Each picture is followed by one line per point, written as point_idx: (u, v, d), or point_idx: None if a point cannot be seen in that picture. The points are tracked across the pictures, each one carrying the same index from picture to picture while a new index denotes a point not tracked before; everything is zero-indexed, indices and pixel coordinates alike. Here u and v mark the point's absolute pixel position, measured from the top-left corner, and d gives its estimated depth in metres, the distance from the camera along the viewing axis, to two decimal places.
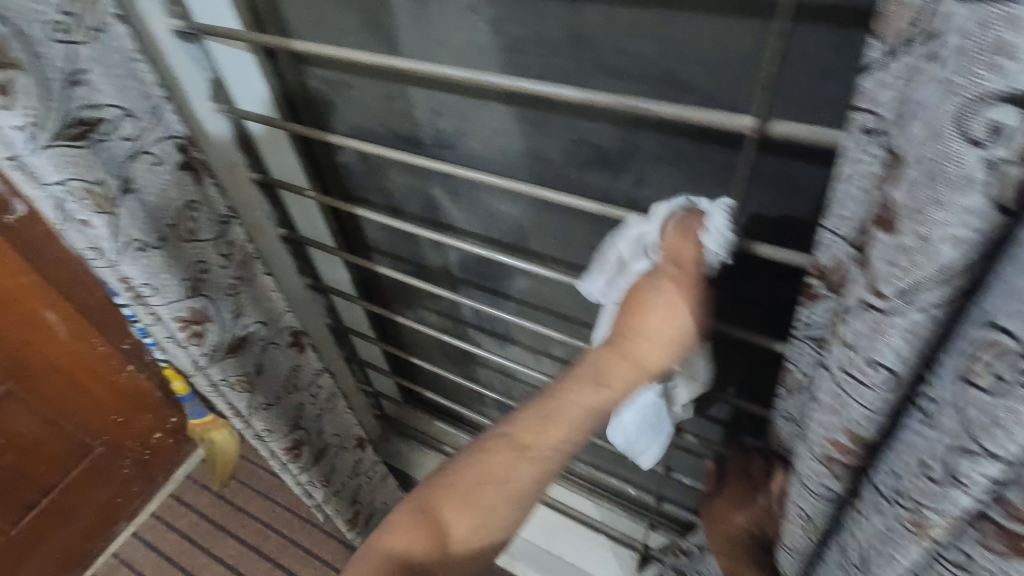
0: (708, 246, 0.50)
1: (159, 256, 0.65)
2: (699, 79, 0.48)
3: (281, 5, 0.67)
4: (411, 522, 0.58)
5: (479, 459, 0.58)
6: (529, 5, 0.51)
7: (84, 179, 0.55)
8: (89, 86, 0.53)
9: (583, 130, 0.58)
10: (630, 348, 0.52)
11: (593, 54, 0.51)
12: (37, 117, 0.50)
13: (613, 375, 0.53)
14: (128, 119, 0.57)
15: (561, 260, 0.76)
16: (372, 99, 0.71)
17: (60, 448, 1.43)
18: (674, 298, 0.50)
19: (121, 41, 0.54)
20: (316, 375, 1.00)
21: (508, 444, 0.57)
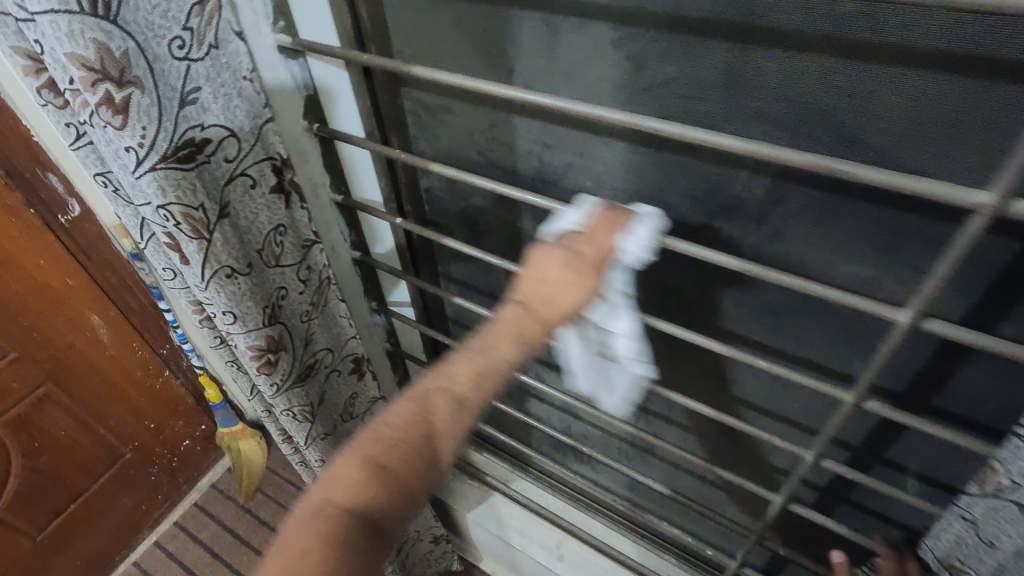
0: (626, 244, 0.54)
1: (241, 283, 0.62)
2: (874, 134, 0.44)
3: (387, 23, 0.63)
4: (347, 478, 0.52)
5: (412, 408, 0.55)
6: (681, 43, 0.47)
7: (182, 203, 0.53)
8: (199, 106, 0.50)
9: (720, 177, 0.54)
10: (541, 311, 0.54)
11: (751, 98, 0.47)
12: (146, 139, 0.48)
13: (528, 332, 0.54)
14: (231, 140, 0.54)
15: (659, 307, 0.70)
16: (473, 125, 0.67)
17: (92, 452, 1.40)
18: (583, 275, 0.54)
19: (238, 61, 0.51)
20: (372, 402, 0.94)
21: (442, 392, 0.55)
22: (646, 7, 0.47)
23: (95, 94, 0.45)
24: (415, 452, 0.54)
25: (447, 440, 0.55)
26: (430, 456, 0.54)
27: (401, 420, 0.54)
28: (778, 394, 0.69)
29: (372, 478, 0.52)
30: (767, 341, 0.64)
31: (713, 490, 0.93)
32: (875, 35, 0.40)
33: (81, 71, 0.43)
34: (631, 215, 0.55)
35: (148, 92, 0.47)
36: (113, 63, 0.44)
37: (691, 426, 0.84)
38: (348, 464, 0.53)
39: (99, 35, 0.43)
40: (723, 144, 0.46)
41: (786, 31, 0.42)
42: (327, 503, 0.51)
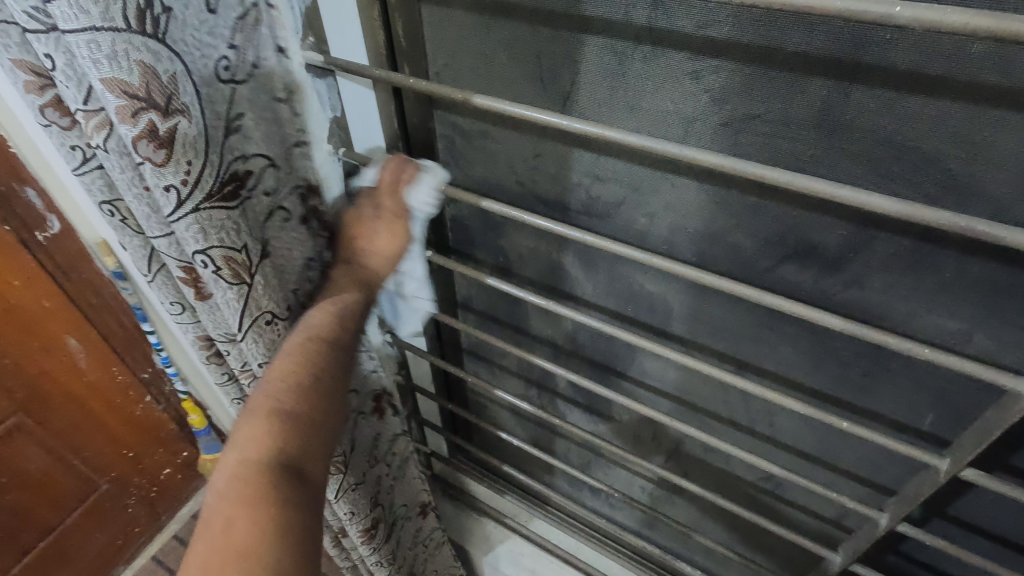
0: (413, 198, 0.60)
1: (279, 329, 0.59)
2: (981, 181, 0.41)
3: (425, 43, 0.57)
4: (255, 439, 0.50)
5: (291, 357, 0.54)
6: (773, 80, 0.43)
7: (224, 245, 0.49)
8: (241, 134, 0.50)
9: (800, 220, 0.50)
10: (369, 262, 0.62)
11: (849, 140, 0.43)
12: (189, 176, 0.45)
13: (361, 276, 0.62)
14: (269, 169, 0.55)
15: (708, 349, 0.66)
16: (514, 153, 0.62)
17: (65, 486, 1.30)
18: (391, 227, 0.61)
19: (271, 76, 0.53)
20: (395, 440, 0.89)
21: (307, 334, 0.56)
22: (733, 37, 0.43)
23: (135, 125, 0.41)
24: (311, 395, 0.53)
25: (335, 380, 0.55)
26: (326, 399, 0.54)
27: (282, 372, 0.53)
28: (834, 444, 0.65)
29: (275, 430, 0.50)
30: (828, 390, 0.60)
31: (746, 534, 0.89)
32: (1001, 78, 0.37)
33: (121, 99, 0.40)
34: (416, 169, 0.61)
35: (195, 120, 0.44)
36: (158, 88, 0.41)
37: (729, 471, 0.80)
38: (250, 425, 0.51)
39: (145, 56, 0.40)
40: (833, 192, 0.41)
41: (897, 72, 0.39)
42: (236, 466, 0.49)
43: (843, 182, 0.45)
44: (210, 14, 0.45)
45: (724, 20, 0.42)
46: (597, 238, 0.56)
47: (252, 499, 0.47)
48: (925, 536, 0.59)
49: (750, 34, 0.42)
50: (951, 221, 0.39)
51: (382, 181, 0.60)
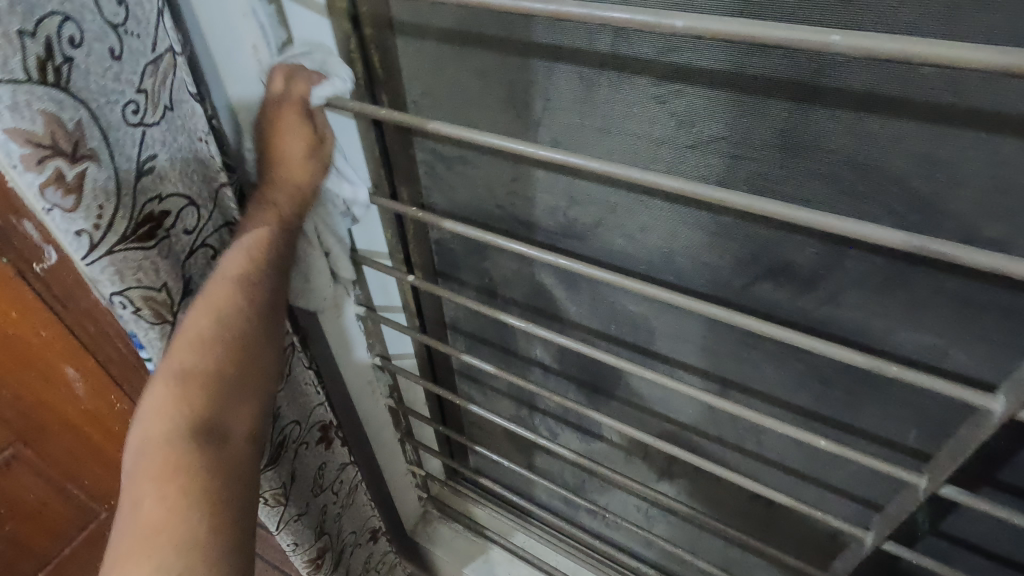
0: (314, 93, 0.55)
1: None
2: (944, 198, 0.41)
3: (402, 74, 0.58)
4: (164, 405, 0.48)
5: (203, 312, 0.50)
6: (735, 101, 0.44)
7: (141, 285, 0.51)
8: (156, 174, 0.49)
9: (770, 239, 0.50)
10: (287, 176, 0.56)
11: (811, 162, 0.44)
12: (103, 220, 0.46)
13: (281, 201, 0.56)
14: (191, 209, 0.53)
15: (691, 367, 0.65)
16: (491, 178, 0.63)
17: (63, 514, 1.30)
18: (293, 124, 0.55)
19: (191, 121, 0.51)
20: (341, 468, 0.91)
21: (221, 280, 0.52)
22: (694, 63, 0.44)
23: (41, 173, 0.41)
24: (228, 351, 0.50)
25: (246, 326, 0.52)
26: (246, 356, 0.52)
27: (193, 329, 0.50)
28: (821, 461, 0.64)
29: (182, 392, 0.49)
30: (812, 407, 0.60)
31: (740, 553, 0.87)
32: (954, 97, 0.37)
33: (26, 148, 0.40)
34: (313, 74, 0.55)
35: (106, 165, 0.44)
36: (64, 136, 0.41)
37: (719, 490, 0.79)
38: (161, 390, 0.49)
39: (49, 105, 0.40)
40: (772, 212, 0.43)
41: (852, 93, 0.40)
42: (147, 436, 0.48)
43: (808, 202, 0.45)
44: (115, 61, 0.43)
45: (684, 45, 0.43)
46: (573, 263, 0.57)
47: (166, 469, 0.46)
48: (912, 555, 0.59)
49: (714, 59, 0.43)
50: (905, 241, 0.39)
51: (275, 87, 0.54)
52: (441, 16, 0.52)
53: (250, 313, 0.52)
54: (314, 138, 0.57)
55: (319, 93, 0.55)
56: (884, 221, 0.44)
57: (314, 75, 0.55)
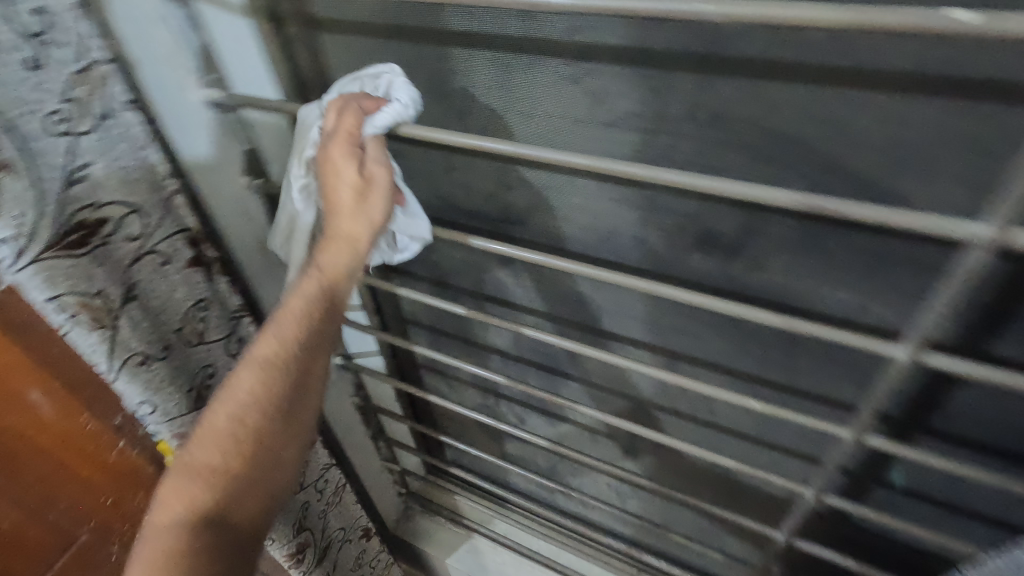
0: (369, 122, 0.49)
1: (155, 368, 0.62)
2: (847, 160, 0.42)
3: (329, 71, 0.58)
4: (184, 481, 0.48)
5: (227, 401, 0.49)
6: (646, 77, 0.45)
7: (76, 291, 0.51)
8: (90, 182, 0.49)
9: (695, 210, 0.51)
10: (337, 234, 0.49)
11: (722, 132, 0.45)
12: (25, 226, 0.46)
13: (326, 266, 0.50)
14: (134, 216, 0.54)
15: (640, 342, 0.66)
16: (428, 171, 0.63)
17: None
18: (346, 157, 0.48)
19: (131, 131, 0.51)
20: (324, 469, 0.93)
21: (249, 364, 0.49)
22: (602, 41, 0.44)
23: None
24: (245, 444, 0.48)
25: (272, 410, 0.49)
26: (264, 449, 0.49)
27: (224, 410, 0.49)
28: (770, 425, 0.66)
29: (201, 472, 0.48)
30: (755, 373, 0.61)
31: (708, 524, 0.89)
32: (843, 60, 0.38)
33: None
34: (370, 99, 0.50)
35: (25, 173, 0.45)
36: None
37: (684, 462, 0.80)
38: (185, 466, 0.48)
39: None
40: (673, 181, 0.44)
41: (750, 61, 0.40)
42: (166, 509, 0.47)
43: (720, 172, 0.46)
44: (33, 71, 0.44)
45: (590, 25, 0.44)
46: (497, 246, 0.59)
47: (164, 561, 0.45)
48: (854, 508, 0.60)
49: (620, 36, 0.44)
50: (802, 201, 0.40)
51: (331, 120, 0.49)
52: (357, 10, 0.52)
53: (276, 398, 0.49)
54: (365, 180, 0.49)
55: (373, 122, 0.49)
56: (795, 185, 0.45)
57: (376, 101, 0.50)
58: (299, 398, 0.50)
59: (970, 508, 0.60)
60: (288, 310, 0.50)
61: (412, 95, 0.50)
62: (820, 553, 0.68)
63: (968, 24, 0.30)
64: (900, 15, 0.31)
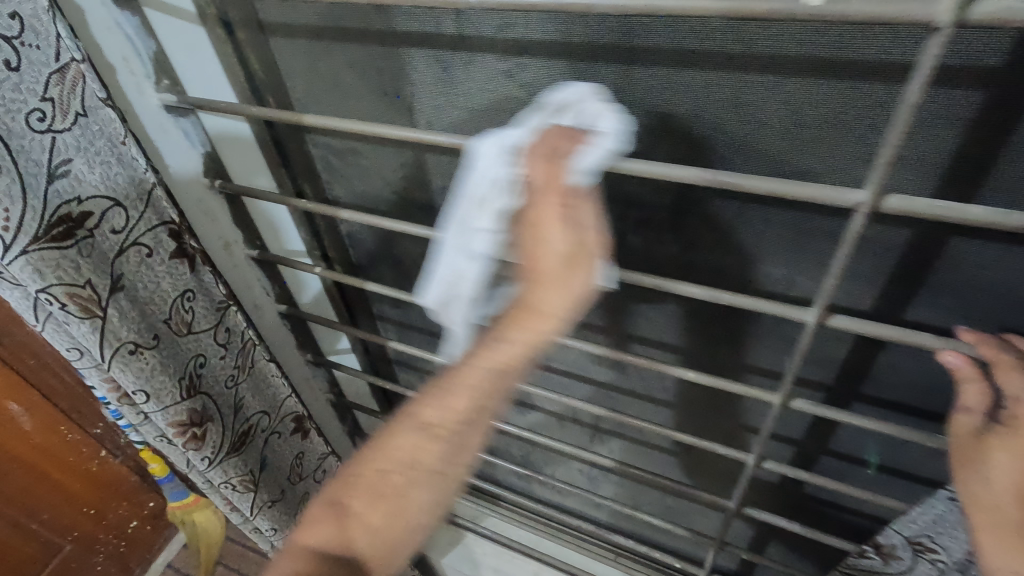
0: (575, 169, 0.42)
1: (147, 358, 0.63)
2: (756, 140, 0.45)
3: (281, 74, 0.60)
4: (327, 517, 0.47)
5: (387, 449, 0.48)
6: (571, 68, 0.48)
7: (64, 283, 0.52)
8: (73, 177, 0.51)
9: (630, 194, 0.54)
10: (532, 306, 0.45)
11: (645, 118, 0.48)
12: (11, 222, 0.47)
13: (512, 335, 0.45)
14: (116, 209, 0.55)
15: (593, 326, 0.70)
16: (382, 167, 0.65)
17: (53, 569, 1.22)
18: (553, 216, 0.43)
19: (109, 126, 0.52)
20: (320, 458, 1.06)
21: (411, 421, 0.47)
22: (529, 36, 0.47)
23: None
24: (397, 498, 0.47)
25: (418, 474, 0.47)
26: (411, 508, 0.48)
27: (377, 461, 0.48)
28: (718, 399, 0.69)
29: (345, 512, 0.47)
30: (700, 349, 0.64)
31: (676, 504, 0.92)
32: (743, 46, 0.41)
33: None
34: (582, 138, 0.42)
35: (8, 171, 0.46)
36: None
37: (646, 441, 0.83)
38: (328, 501, 0.48)
39: None
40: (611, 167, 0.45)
41: (662, 51, 0.44)
42: (304, 538, 0.47)
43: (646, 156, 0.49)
44: (12, 71, 0.44)
45: (518, 21, 0.47)
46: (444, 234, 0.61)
47: None
48: (789, 471, 0.64)
49: (544, 31, 0.47)
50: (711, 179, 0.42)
51: (535, 158, 0.43)
52: (303, 13, 0.55)
53: (427, 463, 0.47)
54: (569, 252, 0.43)
55: (583, 173, 0.42)
56: (715, 166, 0.48)
57: (574, 139, 0.42)
58: (451, 470, 0.47)
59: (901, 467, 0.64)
60: (453, 373, 0.47)
61: (619, 124, 0.42)
62: (772, 521, 0.72)
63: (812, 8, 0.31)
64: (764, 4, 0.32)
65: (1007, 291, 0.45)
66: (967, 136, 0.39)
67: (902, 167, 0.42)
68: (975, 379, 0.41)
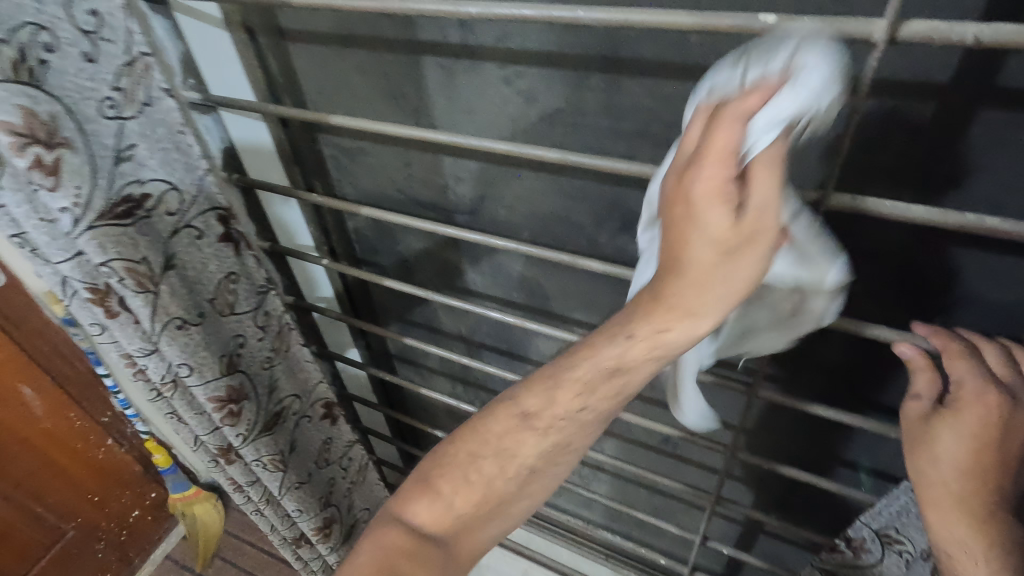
0: (750, 136, 0.32)
1: (192, 333, 0.67)
2: None
3: (298, 76, 0.65)
4: (431, 492, 0.43)
5: (480, 433, 0.43)
6: (565, 77, 0.52)
7: (125, 258, 0.57)
8: (134, 162, 0.55)
9: (618, 194, 0.59)
10: (668, 300, 0.36)
11: (631, 124, 0.52)
12: (80, 198, 0.51)
13: (638, 331, 0.37)
14: (171, 192, 0.59)
15: (584, 322, 0.74)
16: (389, 166, 0.69)
17: (61, 555, 1.24)
18: (704, 200, 0.34)
19: (170, 116, 0.56)
20: (348, 447, 1.06)
21: (509, 407, 0.43)
22: (527, 46, 0.52)
23: (24, 158, 0.47)
24: (489, 486, 0.43)
25: (518, 466, 0.43)
26: (501, 499, 0.44)
27: (467, 442, 0.43)
28: (702, 395, 0.73)
29: (443, 493, 0.43)
30: None
31: (664, 502, 0.94)
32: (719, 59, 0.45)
33: (8, 137, 0.45)
34: (762, 95, 0.32)
35: (81, 152, 0.50)
36: (40, 126, 0.47)
37: (635, 439, 0.86)
38: (422, 482, 0.44)
39: (25, 100, 0.45)
40: (589, 165, 0.49)
41: (646, 62, 0.48)
42: (398, 511, 0.43)
43: (633, 159, 0.53)
44: (89, 63, 0.49)
45: (517, 32, 0.51)
46: (446, 228, 0.65)
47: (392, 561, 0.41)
48: (767, 463, 0.69)
49: (539, 42, 0.51)
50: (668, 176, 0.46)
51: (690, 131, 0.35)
52: (321, 20, 0.59)
53: (531, 454, 0.43)
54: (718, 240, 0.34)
55: (759, 131, 0.32)
56: None
57: (761, 88, 0.32)
58: (558, 455, 0.43)
59: (866, 461, 0.68)
60: (568, 365, 0.41)
61: (815, 72, 0.32)
62: (751, 513, 0.78)
63: (770, 26, 0.35)
64: (728, 19, 0.37)
65: (959, 289, 0.49)
66: (917, 146, 0.43)
67: (861, 176, 0.46)
68: (926, 368, 0.46)
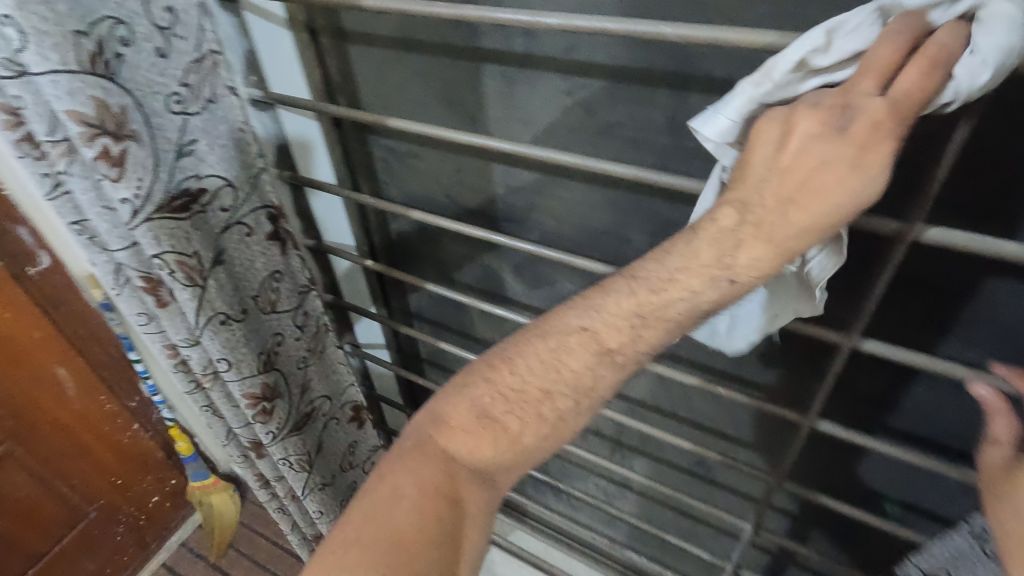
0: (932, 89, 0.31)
1: (234, 329, 0.68)
2: None
3: (355, 77, 0.65)
4: (463, 424, 0.41)
5: (548, 365, 0.40)
6: (629, 91, 0.51)
7: (177, 252, 0.58)
8: (195, 157, 0.55)
9: (674, 212, 0.58)
10: (776, 236, 0.34)
11: (694, 142, 0.51)
12: (141, 190, 0.52)
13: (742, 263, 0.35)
14: (227, 189, 0.59)
15: None
16: (439, 170, 0.69)
17: (80, 534, 1.26)
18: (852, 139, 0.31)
19: (232, 113, 0.56)
20: (372, 452, 1.05)
21: (586, 340, 0.39)
22: (593, 58, 0.51)
23: (92, 148, 0.48)
24: (553, 424, 0.40)
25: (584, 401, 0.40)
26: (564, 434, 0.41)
27: (526, 377, 0.40)
28: (741, 419, 0.71)
29: (481, 428, 0.41)
30: (723, 367, 0.67)
31: (693, 526, 0.92)
32: None
33: (79, 127, 0.47)
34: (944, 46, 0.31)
35: (145, 145, 0.51)
36: (110, 118, 0.48)
37: (668, 459, 0.84)
38: (461, 407, 0.41)
39: (98, 91, 0.46)
40: (654, 180, 0.48)
41: (716, 80, 0.47)
42: (432, 437, 0.42)
43: (694, 177, 0.52)
44: (160, 58, 0.49)
45: (583, 44, 0.51)
46: (494, 236, 0.65)
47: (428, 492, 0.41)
48: (809, 494, 0.67)
49: (604, 55, 0.50)
50: None
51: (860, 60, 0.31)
52: (383, 24, 0.59)
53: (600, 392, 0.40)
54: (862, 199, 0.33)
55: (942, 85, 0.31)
56: None
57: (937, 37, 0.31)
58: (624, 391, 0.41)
59: (896, 494, 0.68)
60: (656, 296, 0.37)
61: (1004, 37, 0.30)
62: (786, 543, 0.76)
63: None
64: None
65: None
66: (994, 179, 0.43)
67: (938, 207, 0.46)
68: (1004, 412, 0.45)
